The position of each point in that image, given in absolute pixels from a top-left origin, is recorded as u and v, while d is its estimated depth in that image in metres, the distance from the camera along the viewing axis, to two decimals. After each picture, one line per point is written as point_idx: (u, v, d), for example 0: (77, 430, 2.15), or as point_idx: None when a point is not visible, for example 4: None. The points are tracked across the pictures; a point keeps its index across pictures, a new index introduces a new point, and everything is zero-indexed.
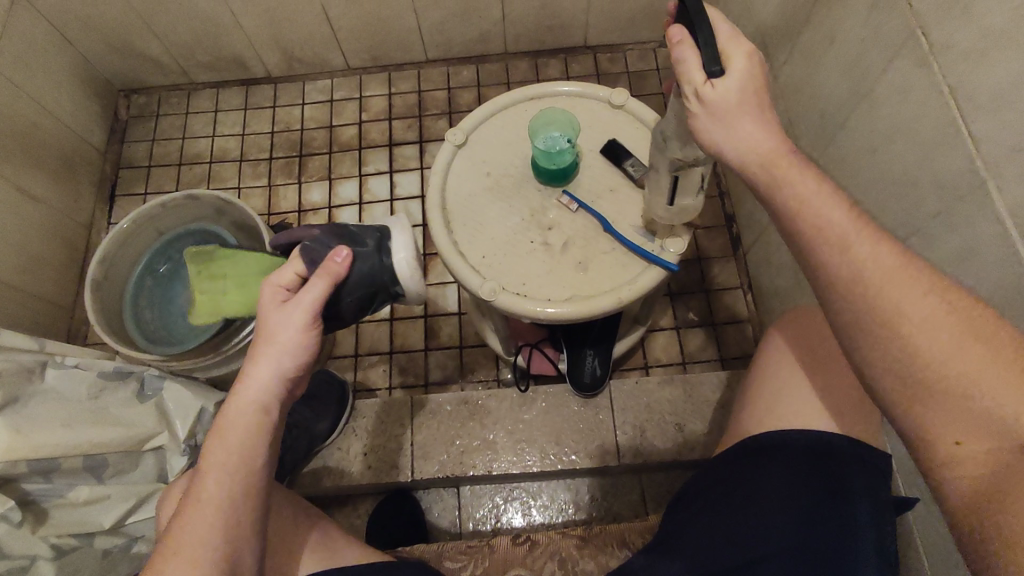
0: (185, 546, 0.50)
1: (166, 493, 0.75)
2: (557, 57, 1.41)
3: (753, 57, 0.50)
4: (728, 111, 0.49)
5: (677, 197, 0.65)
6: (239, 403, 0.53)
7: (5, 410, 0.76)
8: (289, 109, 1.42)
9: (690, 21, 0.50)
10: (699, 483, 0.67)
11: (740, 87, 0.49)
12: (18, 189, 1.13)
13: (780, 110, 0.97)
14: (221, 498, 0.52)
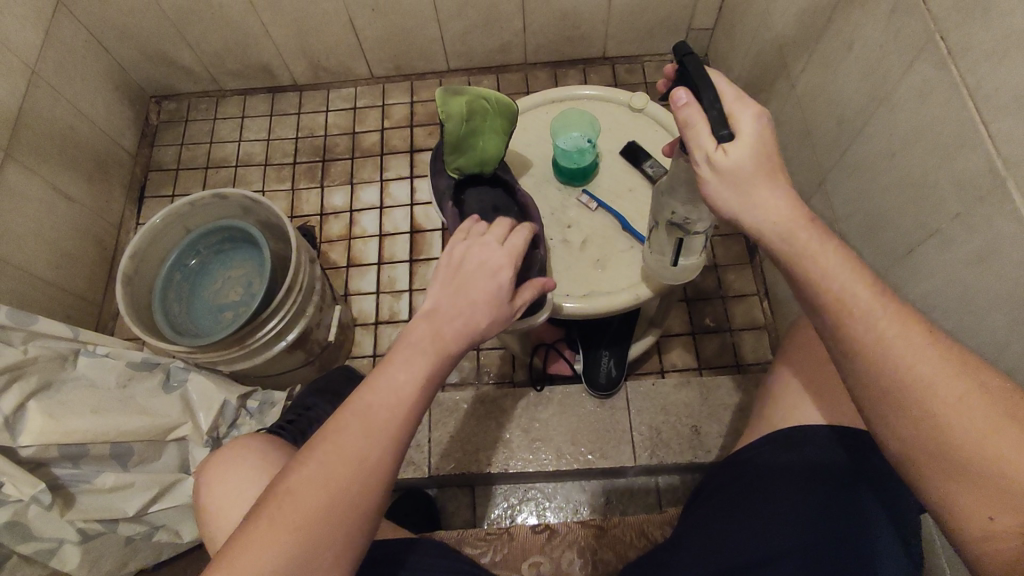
0: (336, 444, 0.47)
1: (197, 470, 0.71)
2: (576, 67, 1.44)
3: (763, 122, 0.49)
4: (743, 179, 0.48)
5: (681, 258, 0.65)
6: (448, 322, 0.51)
7: (38, 395, 0.79)
8: (314, 116, 1.46)
9: (696, 86, 0.51)
10: (718, 478, 0.67)
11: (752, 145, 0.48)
12: (53, 189, 1.17)
13: (798, 118, 0.99)
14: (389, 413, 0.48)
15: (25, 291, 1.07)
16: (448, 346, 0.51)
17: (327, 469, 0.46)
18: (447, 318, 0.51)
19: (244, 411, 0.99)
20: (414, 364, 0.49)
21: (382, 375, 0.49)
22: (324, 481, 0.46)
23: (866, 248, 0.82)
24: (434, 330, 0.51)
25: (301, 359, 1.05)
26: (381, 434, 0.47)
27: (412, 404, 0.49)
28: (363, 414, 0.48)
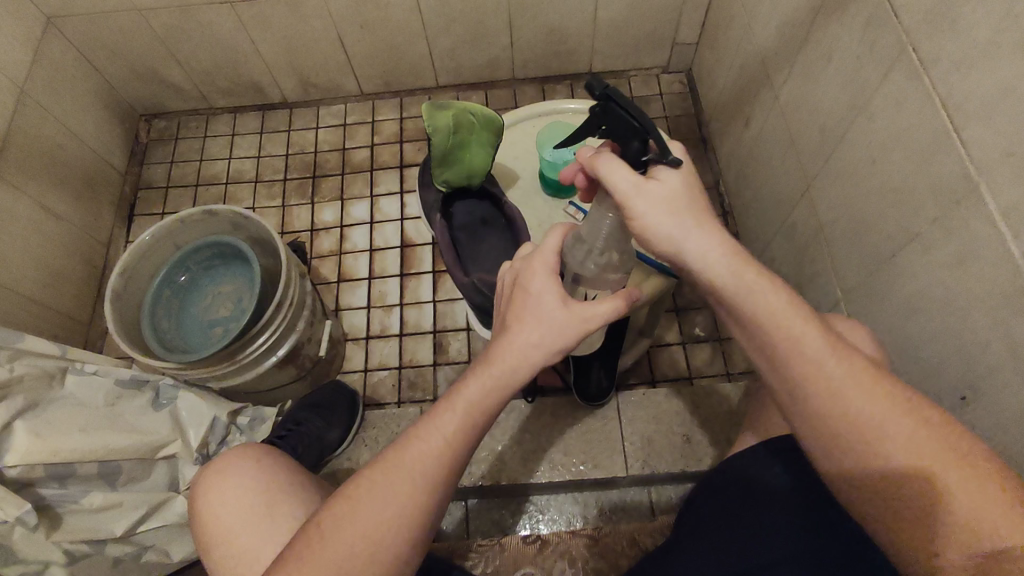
0: (384, 480, 0.49)
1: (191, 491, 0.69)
2: (564, 82, 1.47)
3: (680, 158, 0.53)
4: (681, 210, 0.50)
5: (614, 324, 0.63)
6: (498, 358, 0.51)
7: (26, 415, 0.78)
8: (304, 132, 1.47)
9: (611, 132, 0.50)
10: (713, 484, 0.67)
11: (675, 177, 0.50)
12: (42, 207, 1.17)
13: (781, 129, 1.01)
14: (435, 453, 0.50)
15: (12, 310, 1.07)
16: (483, 404, 0.51)
17: (356, 527, 0.48)
18: (482, 378, 0.51)
19: (234, 427, 0.99)
20: (445, 424, 0.50)
21: (416, 434, 0.51)
22: (352, 538, 0.48)
23: (850, 255, 0.83)
24: (467, 392, 0.51)
25: (292, 373, 1.04)
26: (408, 496, 0.49)
27: (441, 465, 0.50)
28: (394, 474, 0.50)
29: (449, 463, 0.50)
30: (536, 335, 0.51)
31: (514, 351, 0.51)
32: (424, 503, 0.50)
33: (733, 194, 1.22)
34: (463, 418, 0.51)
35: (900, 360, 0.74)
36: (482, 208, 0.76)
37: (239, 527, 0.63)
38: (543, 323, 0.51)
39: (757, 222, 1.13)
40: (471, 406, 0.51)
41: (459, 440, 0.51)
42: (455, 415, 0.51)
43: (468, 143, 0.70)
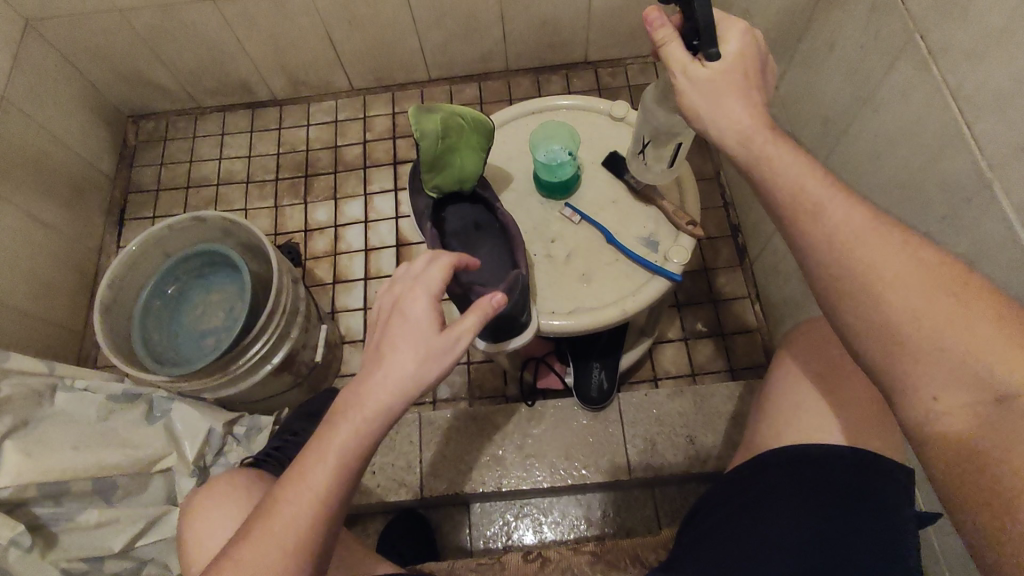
0: (257, 546, 0.48)
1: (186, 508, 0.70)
2: (559, 73, 1.43)
3: (746, 37, 0.53)
4: (717, 91, 0.52)
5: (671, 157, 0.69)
6: (366, 397, 0.50)
7: (15, 434, 0.77)
8: (295, 131, 1.43)
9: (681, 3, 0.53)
10: (718, 496, 0.66)
11: (733, 54, 0.53)
12: (29, 216, 1.14)
13: (782, 119, 0.98)
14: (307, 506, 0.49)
15: (3, 324, 1.05)
16: (359, 443, 0.50)
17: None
18: (357, 416, 0.50)
19: (231, 437, 0.97)
20: (321, 469, 0.50)
21: (294, 478, 0.50)
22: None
23: None
24: (342, 432, 0.50)
25: (289, 381, 1.03)
26: (286, 546, 0.48)
27: (320, 508, 0.49)
28: (270, 523, 0.49)
29: (330, 504, 0.50)
30: (407, 369, 0.51)
31: (382, 387, 0.51)
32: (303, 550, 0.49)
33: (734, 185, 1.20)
34: (335, 466, 0.50)
35: None
36: (475, 213, 0.74)
37: None
38: (412, 351, 0.51)
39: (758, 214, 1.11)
40: (342, 453, 0.50)
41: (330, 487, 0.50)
42: (325, 465, 0.50)
43: (458, 144, 0.67)
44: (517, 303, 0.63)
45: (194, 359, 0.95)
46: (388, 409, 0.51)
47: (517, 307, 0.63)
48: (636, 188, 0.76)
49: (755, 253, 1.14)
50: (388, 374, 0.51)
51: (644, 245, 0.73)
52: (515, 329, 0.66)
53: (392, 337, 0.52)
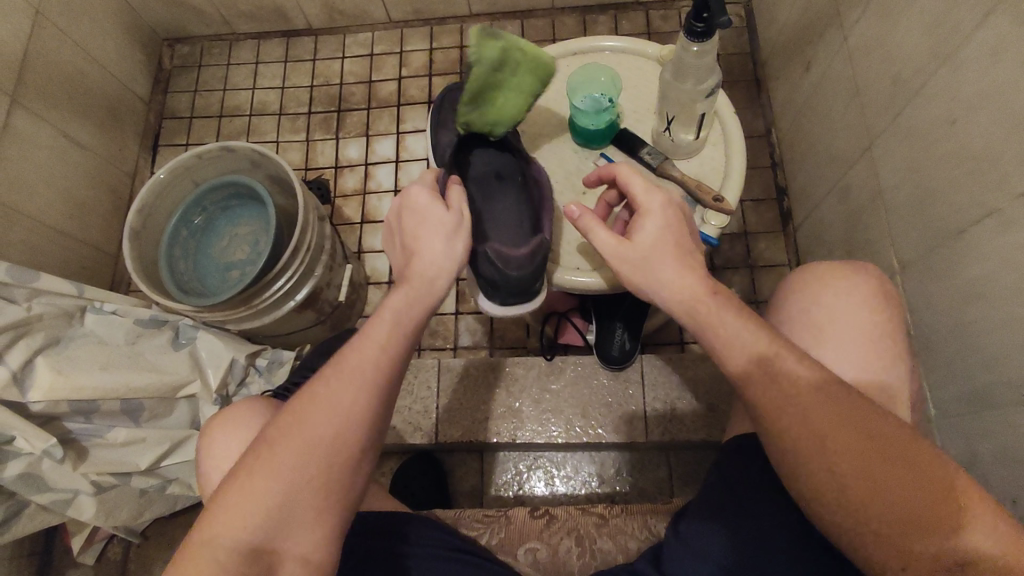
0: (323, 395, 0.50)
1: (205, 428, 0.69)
2: (607, 13, 1.34)
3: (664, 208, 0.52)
4: (649, 258, 0.51)
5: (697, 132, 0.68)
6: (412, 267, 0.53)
7: (48, 351, 0.79)
8: (330, 63, 1.39)
9: None
10: (728, 484, 0.56)
11: (659, 224, 0.51)
12: (65, 136, 1.15)
13: (846, 74, 0.89)
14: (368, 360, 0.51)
15: (39, 241, 1.07)
16: (401, 323, 0.52)
17: (290, 466, 0.48)
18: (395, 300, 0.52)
19: (254, 368, 0.99)
20: (365, 352, 0.51)
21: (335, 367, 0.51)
22: (291, 476, 0.48)
23: (912, 223, 0.75)
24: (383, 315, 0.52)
25: (312, 318, 1.03)
26: (355, 402, 0.50)
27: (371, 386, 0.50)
28: (334, 379, 0.50)
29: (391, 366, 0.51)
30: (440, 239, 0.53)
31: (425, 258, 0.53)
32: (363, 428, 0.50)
33: (785, 145, 1.12)
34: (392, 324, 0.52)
35: (955, 344, 0.68)
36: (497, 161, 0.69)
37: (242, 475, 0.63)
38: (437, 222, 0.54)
39: (809, 178, 1.04)
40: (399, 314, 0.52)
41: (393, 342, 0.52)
42: (385, 323, 0.52)
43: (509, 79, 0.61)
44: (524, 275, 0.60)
45: (216, 291, 0.95)
46: (425, 289, 0.53)
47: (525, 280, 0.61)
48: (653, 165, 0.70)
49: (801, 219, 1.07)
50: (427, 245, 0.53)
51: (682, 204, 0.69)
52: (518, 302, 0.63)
53: (415, 220, 0.55)
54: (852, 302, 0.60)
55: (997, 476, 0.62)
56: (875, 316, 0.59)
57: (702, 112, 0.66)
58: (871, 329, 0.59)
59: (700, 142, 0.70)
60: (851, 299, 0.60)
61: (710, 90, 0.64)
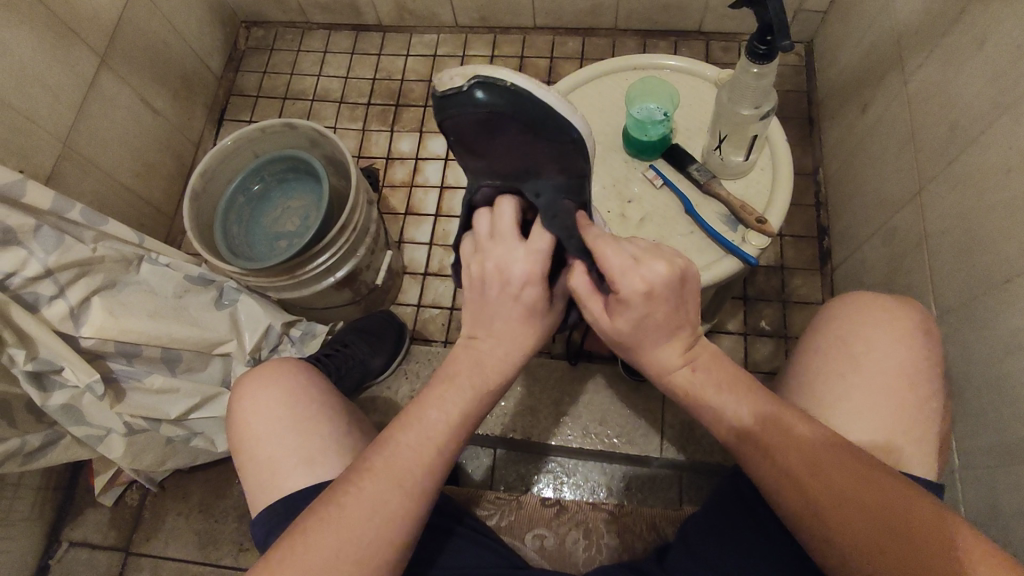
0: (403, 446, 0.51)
1: (240, 379, 0.69)
2: (668, 39, 1.37)
3: (648, 311, 0.50)
4: (636, 343, 0.52)
5: (748, 152, 0.70)
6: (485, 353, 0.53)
7: (104, 292, 0.83)
8: (394, 59, 1.44)
9: (770, 21, 0.57)
10: (741, 492, 0.56)
11: (632, 316, 0.50)
12: (141, 99, 1.21)
13: (902, 119, 0.90)
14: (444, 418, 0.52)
15: (105, 194, 1.14)
16: (472, 408, 0.53)
17: (341, 532, 0.48)
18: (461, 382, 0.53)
19: (287, 337, 1.04)
20: (435, 418, 0.52)
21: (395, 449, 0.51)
22: (340, 542, 0.47)
23: (955, 270, 0.75)
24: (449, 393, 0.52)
25: (348, 297, 1.07)
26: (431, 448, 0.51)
27: (428, 472, 0.51)
28: (411, 430, 0.51)
29: (463, 422, 0.52)
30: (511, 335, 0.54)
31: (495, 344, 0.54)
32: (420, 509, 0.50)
33: (832, 185, 1.12)
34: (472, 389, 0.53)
35: (985, 395, 0.68)
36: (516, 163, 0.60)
37: (273, 435, 0.63)
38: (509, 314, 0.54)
39: (853, 219, 1.04)
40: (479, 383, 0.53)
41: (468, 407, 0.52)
42: (464, 386, 0.53)
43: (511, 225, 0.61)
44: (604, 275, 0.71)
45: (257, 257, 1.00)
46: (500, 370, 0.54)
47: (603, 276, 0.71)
48: (699, 182, 0.71)
49: (841, 258, 1.07)
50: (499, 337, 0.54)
51: (723, 222, 0.70)
52: None
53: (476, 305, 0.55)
54: (889, 335, 0.60)
55: (1018, 530, 0.62)
56: (911, 355, 0.59)
57: (755, 134, 0.68)
58: (899, 363, 0.59)
59: (749, 164, 0.72)
60: (887, 333, 0.60)
61: (767, 113, 0.66)
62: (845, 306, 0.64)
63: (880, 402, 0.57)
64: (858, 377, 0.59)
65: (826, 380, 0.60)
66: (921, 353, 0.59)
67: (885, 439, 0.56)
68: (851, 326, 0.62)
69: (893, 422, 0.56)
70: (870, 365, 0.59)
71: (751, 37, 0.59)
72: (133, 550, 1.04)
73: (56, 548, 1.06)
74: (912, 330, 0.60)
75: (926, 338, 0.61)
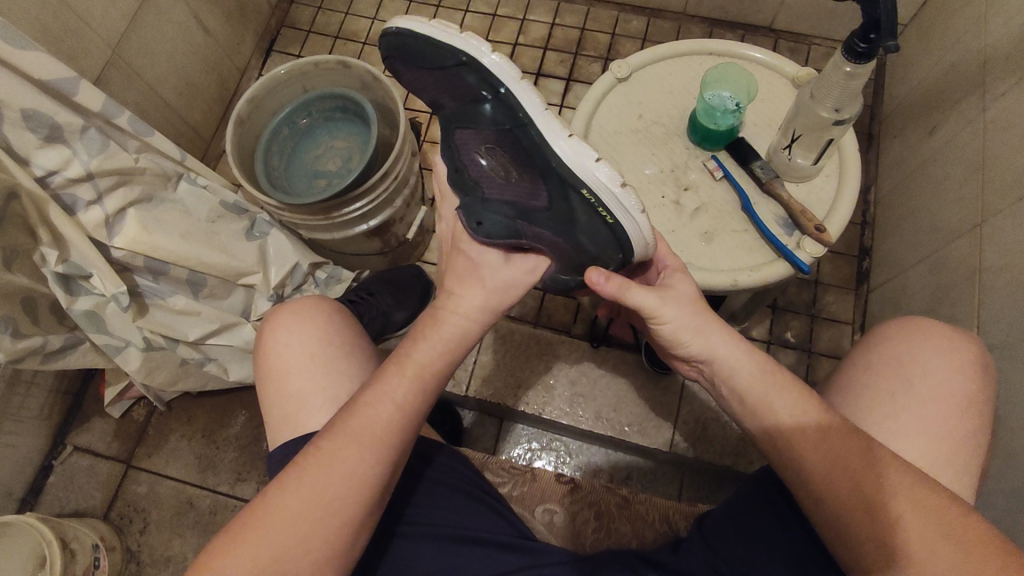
0: (377, 399, 0.51)
1: (270, 310, 0.69)
2: (735, 32, 1.32)
3: (711, 338, 0.56)
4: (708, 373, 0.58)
5: (817, 156, 0.68)
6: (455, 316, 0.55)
7: (140, 205, 0.82)
8: (453, 13, 1.40)
9: (877, 20, 0.54)
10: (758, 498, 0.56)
11: (699, 343, 0.57)
12: (194, 17, 1.19)
13: (974, 146, 0.86)
14: (416, 372, 0.53)
15: (147, 107, 1.12)
16: (441, 362, 0.54)
17: (321, 482, 0.48)
18: (425, 338, 0.54)
19: (312, 279, 1.03)
20: (409, 372, 0.53)
21: (362, 399, 0.51)
22: (322, 490, 0.48)
23: (1008, 309, 0.72)
24: (416, 353, 0.54)
25: (377, 247, 1.06)
26: (406, 397, 0.52)
27: (392, 425, 0.51)
28: (386, 383, 0.52)
29: (434, 378, 0.54)
30: (475, 299, 0.56)
31: (462, 307, 0.56)
32: (386, 456, 0.50)
33: (882, 205, 1.09)
34: (443, 346, 0.54)
35: (1020, 438, 0.66)
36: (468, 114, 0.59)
37: (300, 369, 0.63)
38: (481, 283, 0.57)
39: (900, 242, 1.01)
40: (448, 341, 0.55)
41: (437, 362, 0.54)
42: (434, 345, 0.54)
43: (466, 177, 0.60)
44: (603, 239, 0.57)
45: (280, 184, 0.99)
46: (467, 331, 0.56)
47: (604, 243, 0.57)
48: (761, 179, 0.69)
49: (881, 281, 1.04)
50: (465, 299, 0.56)
51: (780, 225, 0.68)
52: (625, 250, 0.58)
53: (455, 282, 0.58)
54: (948, 363, 0.58)
55: None
56: (965, 390, 0.57)
57: (829, 140, 0.65)
58: (945, 395, 0.57)
59: (817, 169, 0.69)
60: (946, 362, 0.58)
61: (848, 119, 0.63)
62: (903, 328, 0.62)
63: (925, 429, 0.56)
64: (900, 401, 0.57)
65: (875, 401, 0.59)
66: (978, 393, 0.57)
67: (922, 467, 0.55)
68: (904, 352, 0.60)
69: (929, 452, 0.55)
70: (915, 393, 0.58)
71: (851, 33, 0.56)
72: (134, 463, 1.06)
73: (60, 450, 1.07)
74: (974, 368, 0.58)
75: (984, 376, 0.58)
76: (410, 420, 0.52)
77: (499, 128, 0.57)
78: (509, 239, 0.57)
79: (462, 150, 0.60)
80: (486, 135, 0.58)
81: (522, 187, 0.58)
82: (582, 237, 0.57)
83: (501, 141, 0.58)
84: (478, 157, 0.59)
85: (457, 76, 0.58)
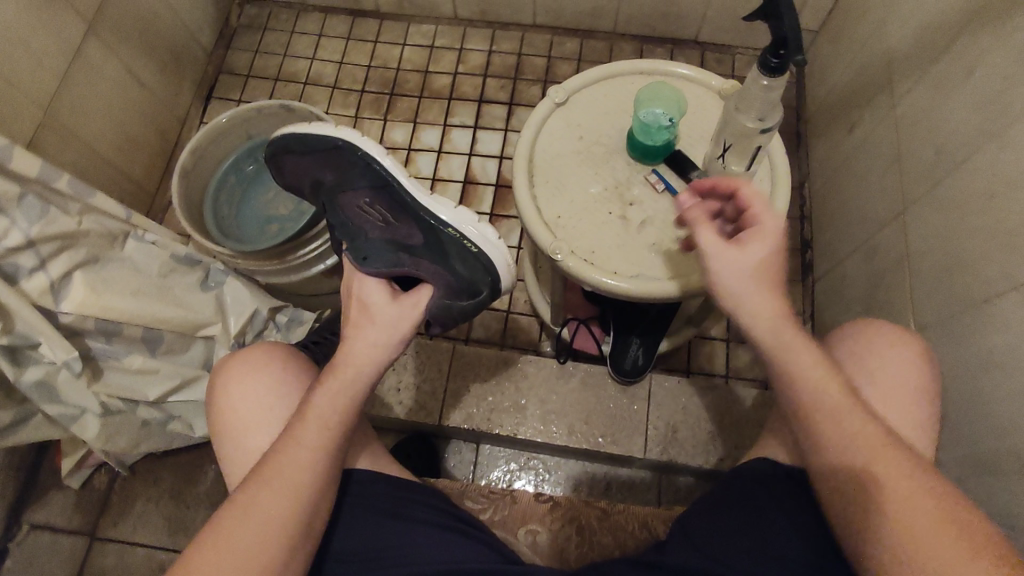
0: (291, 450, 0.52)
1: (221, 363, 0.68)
2: (664, 47, 1.39)
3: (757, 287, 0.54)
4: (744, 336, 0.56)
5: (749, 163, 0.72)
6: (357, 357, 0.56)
7: (86, 268, 0.80)
8: (391, 47, 1.43)
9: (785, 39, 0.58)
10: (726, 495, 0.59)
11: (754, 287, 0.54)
12: (128, 71, 1.18)
13: (890, 140, 0.93)
14: (327, 417, 0.54)
15: (85, 166, 1.10)
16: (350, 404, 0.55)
17: (241, 537, 0.49)
18: (332, 384, 0.55)
19: (273, 323, 1.01)
20: (319, 419, 0.53)
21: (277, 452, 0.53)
22: (244, 545, 0.49)
23: (935, 289, 0.78)
24: (324, 396, 0.55)
25: (336, 285, 1.06)
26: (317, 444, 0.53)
27: (311, 468, 0.52)
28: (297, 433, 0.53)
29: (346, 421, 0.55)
30: (374, 337, 0.57)
31: (362, 345, 0.56)
32: (304, 504, 0.51)
33: (817, 200, 1.15)
34: (348, 389, 0.55)
35: (961, 409, 0.71)
36: (346, 181, 0.69)
37: (260, 423, 0.63)
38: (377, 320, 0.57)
39: (836, 234, 1.07)
40: (354, 383, 0.55)
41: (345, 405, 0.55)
42: (339, 389, 0.55)
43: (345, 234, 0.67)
44: (476, 267, 0.65)
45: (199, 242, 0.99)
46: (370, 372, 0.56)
47: (478, 270, 0.65)
48: None
49: (823, 271, 1.10)
50: (364, 338, 0.57)
51: None
52: (493, 274, 0.66)
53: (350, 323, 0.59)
54: (886, 349, 0.63)
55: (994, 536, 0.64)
56: (906, 372, 0.62)
57: (757, 147, 0.70)
58: (886, 380, 0.61)
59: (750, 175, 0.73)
60: (887, 350, 0.63)
61: (772, 126, 0.67)
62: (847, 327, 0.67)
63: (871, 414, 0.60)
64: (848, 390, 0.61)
65: None
66: (916, 374, 0.62)
67: None
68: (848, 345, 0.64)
69: None
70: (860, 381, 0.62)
71: (762, 51, 0.61)
72: (100, 534, 1.01)
73: (17, 529, 1.02)
74: (910, 352, 0.63)
75: (924, 359, 0.63)
76: (326, 464, 0.53)
77: (375, 186, 0.68)
78: (391, 269, 0.62)
79: (343, 208, 0.68)
80: (364, 193, 0.68)
81: (399, 228, 0.65)
82: (457, 265, 0.65)
83: (378, 198, 0.68)
84: (359, 211, 0.67)
85: (337, 153, 0.70)
